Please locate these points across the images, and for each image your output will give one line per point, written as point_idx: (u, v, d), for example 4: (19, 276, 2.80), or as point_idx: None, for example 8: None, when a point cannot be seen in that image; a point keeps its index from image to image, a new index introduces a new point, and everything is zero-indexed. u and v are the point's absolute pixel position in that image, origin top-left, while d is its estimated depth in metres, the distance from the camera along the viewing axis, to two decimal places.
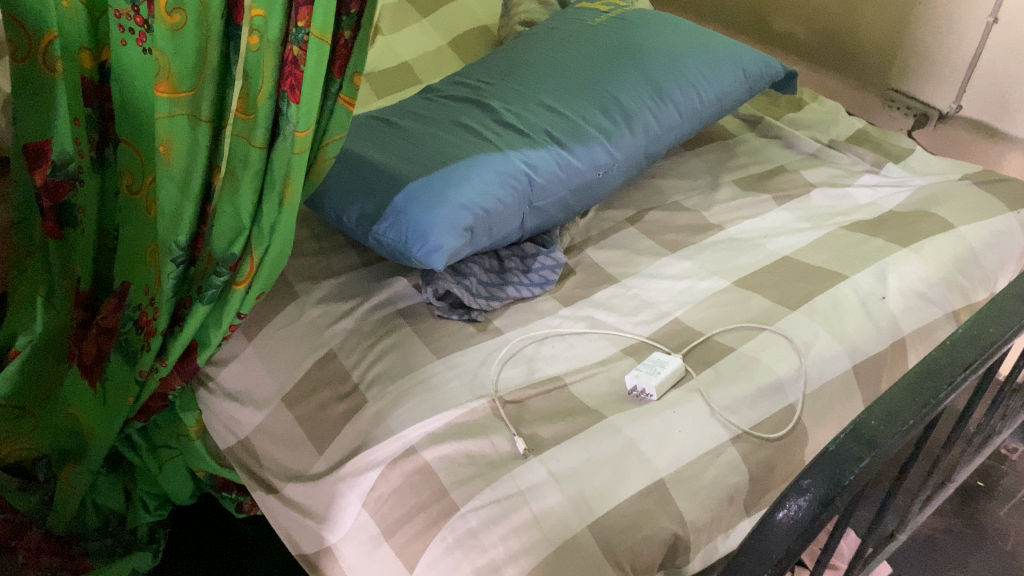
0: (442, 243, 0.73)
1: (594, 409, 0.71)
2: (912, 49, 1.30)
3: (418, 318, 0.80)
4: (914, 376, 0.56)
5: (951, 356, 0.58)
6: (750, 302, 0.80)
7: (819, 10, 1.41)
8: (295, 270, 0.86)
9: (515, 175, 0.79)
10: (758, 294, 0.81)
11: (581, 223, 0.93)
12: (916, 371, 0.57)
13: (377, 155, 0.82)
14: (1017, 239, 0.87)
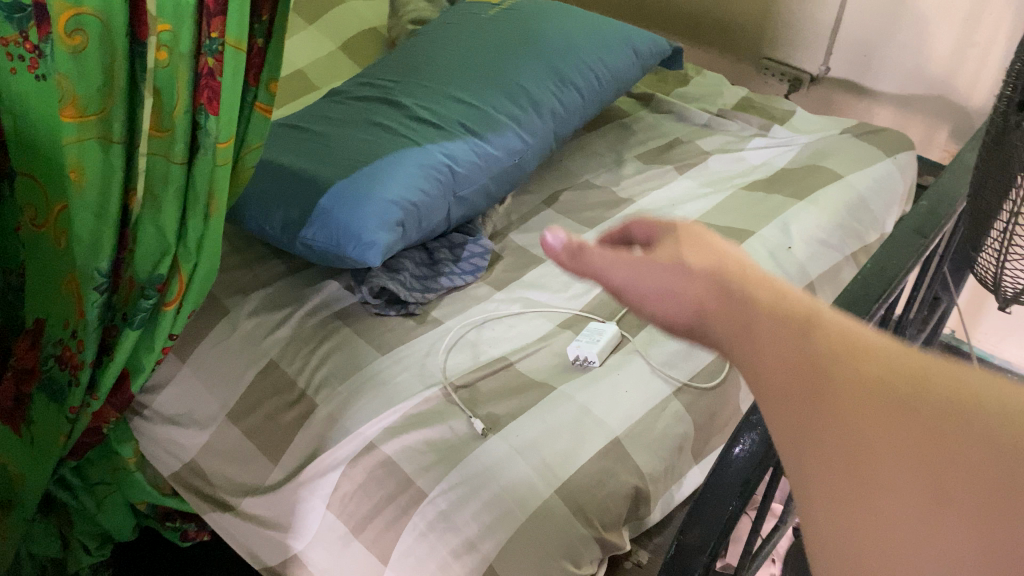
0: (377, 239, 0.74)
1: (543, 382, 0.74)
2: (779, 18, 1.39)
3: (356, 318, 0.81)
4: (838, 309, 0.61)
5: (865, 288, 0.63)
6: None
7: None
8: (222, 285, 0.85)
9: (437, 167, 0.81)
10: None
11: (501, 210, 0.95)
12: (839, 305, 0.62)
13: (296, 160, 0.82)
14: (897, 182, 0.96)
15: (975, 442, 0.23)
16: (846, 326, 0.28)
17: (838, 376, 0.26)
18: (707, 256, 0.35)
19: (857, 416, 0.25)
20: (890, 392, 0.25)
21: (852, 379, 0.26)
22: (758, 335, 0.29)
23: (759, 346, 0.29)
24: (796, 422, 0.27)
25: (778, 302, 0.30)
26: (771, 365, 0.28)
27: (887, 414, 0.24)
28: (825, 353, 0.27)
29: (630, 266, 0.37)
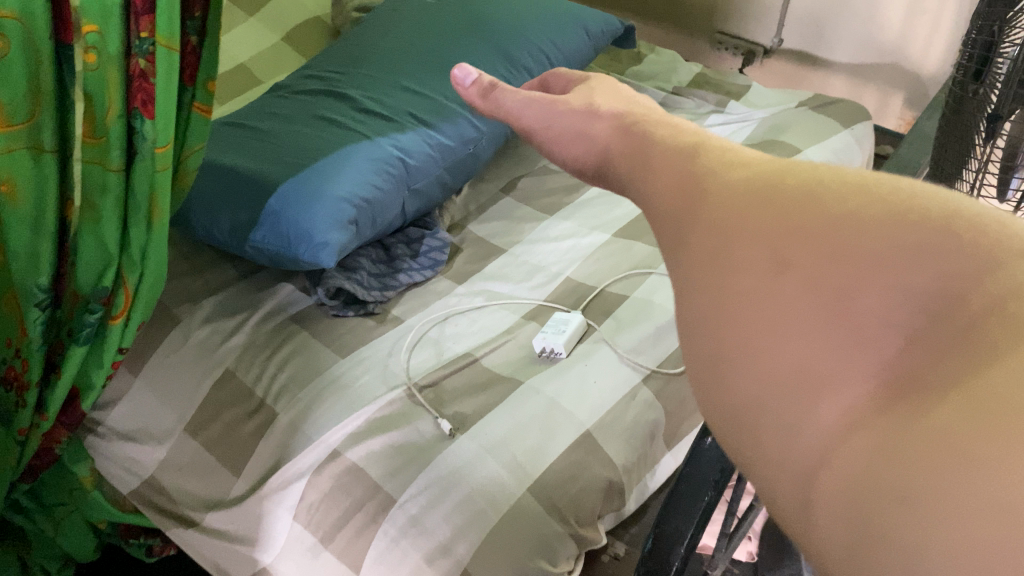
0: (330, 239, 0.72)
1: (510, 377, 0.72)
2: None
3: (314, 320, 0.78)
4: None
5: None
6: (632, 251, 0.85)
7: None
8: (172, 292, 0.82)
9: (389, 161, 0.78)
10: (638, 242, 0.86)
11: (459, 200, 0.93)
12: None
13: (241, 160, 0.79)
14: (855, 153, 0.95)
15: (818, 220, 0.26)
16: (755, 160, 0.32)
17: (713, 181, 0.32)
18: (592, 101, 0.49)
19: (733, 207, 0.29)
20: (779, 194, 0.28)
21: (724, 185, 0.31)
22: (679, 168, 0.35)
23: (673, 171, 0.35)
24: (682, 216, 0.32)
25: (683, 136, 0.39)
26: (668, 194, 0.34)
27: (759, 203, 0.29)
28: (720, 172, 0.32)
29: (545, 108, 0.52)
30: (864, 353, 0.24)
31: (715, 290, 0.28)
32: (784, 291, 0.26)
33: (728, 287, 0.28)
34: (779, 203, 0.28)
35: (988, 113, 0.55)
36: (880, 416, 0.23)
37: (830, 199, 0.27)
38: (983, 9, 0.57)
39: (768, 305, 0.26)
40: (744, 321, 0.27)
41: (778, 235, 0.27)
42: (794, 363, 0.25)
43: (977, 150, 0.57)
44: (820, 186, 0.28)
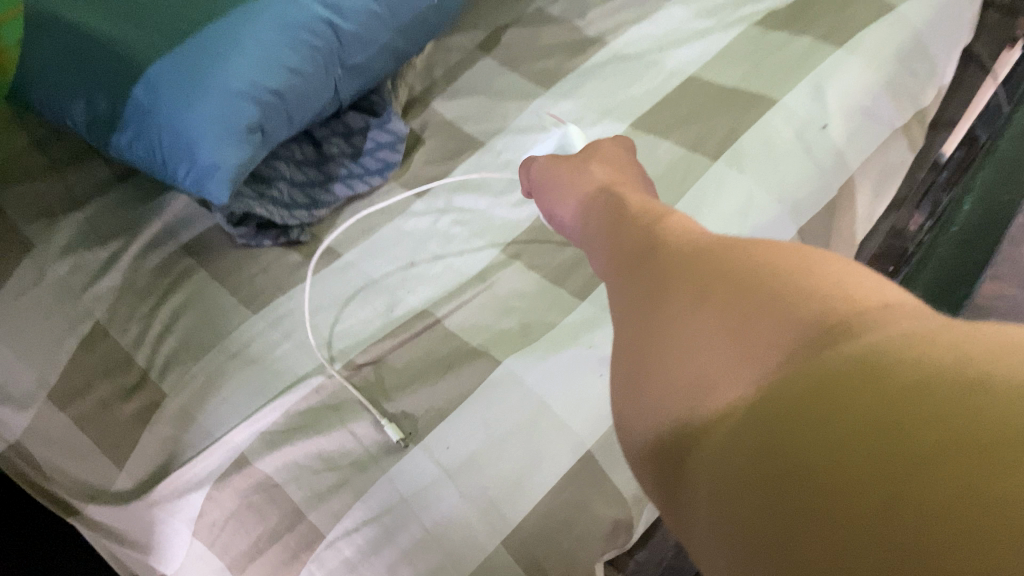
0: (218, 158, 0.49)
1: (482, 352, 0.53)
2: None
3: (214, 252, 0.58)
4: None
5: None
6: (659, 151, 0.61)
7: None
8: (18, 202, 0.59)
9: (315, 25, 0.53)
10: (668, 138, 0.61)
11: (419, 63, 0.69)
12: None
13: (87, 13, 0.53)
14: (962, 14, 0.70)
15: (674, 267, 0.28)
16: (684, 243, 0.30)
17: (679, 302, 0.27)
18: (625, 202, 0.38)
19: (723, 286, 0.25)
20: (670, 251, 0.30)
21: (682, 260, 0.28)
22: (646, 264, 0.30)
23: (669, 254, 0.29)
24: (641, 317, 0.28)
25: (662, 226, 0.32)
26: (647, 279, 0.29)
27: (732, 285, 0.25)
28: (681, 260, 0.28)
29: (597, 244, 0.37)
30: (749, 372, 0.22)
31: (646, 338, 0.27)
32: (697, 319, 0.25)
33: (663, 339, 0.26)
34: (745, 275, 0.25)
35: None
36: (745, 420, 0.21)
37: (844, 299, 0.21)
38: None
39: (678, 329, 0.26)
40: (669, 394, 0.25)
41: (730, 306, 0.24)
42: (696, 372, 0.24)
43: None
44: (829, 292, 0.22)
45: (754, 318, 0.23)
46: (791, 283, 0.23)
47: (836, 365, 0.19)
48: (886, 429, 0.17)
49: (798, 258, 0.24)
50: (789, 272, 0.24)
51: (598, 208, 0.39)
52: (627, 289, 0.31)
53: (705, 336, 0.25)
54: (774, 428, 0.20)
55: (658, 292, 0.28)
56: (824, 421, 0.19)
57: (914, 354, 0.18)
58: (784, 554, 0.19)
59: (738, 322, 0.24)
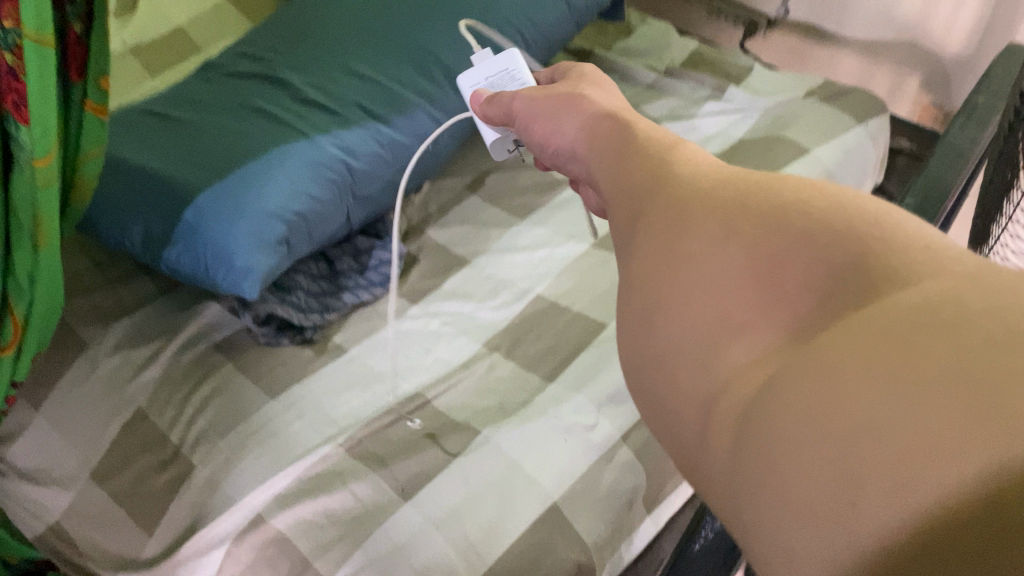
0: (252, 263, 0.61)
1: (466, 425, 0.62)
2: None
3: (241, 349, 0.68)
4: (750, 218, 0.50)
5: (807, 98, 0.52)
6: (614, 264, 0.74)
7: None
8: (77, 313, 0.70)
9: (330, 166, 0.68)
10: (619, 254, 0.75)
11: (417, 199, 0.83)
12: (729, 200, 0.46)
13: (148, 160, 0.67)
14: (870, 155, 0.84)
15: (724, 222, 0.24)
16: (703, 178, 0.28)
17: (700, 234, 0.25)
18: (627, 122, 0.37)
19: (755, 220, 0.24)
20: (694, 185, 0.27)
21: (709, 201, 0.26)
22: (652, 202, 0.29)
23: (682, 195, 0.28)
24: (650, 238, 0.27)
25: (672, 154, 0.31)
26: (656, 221, 0.28)
27: (770, 220, 0.23)
28: (703, 194, 0.27)
29: (601, 152, 0.36)
30: (786, 313, 0.21)
31: (664, 281, 0.25)
32: (729, 256, 0.23)
33: (682, 281, 0.24)
34: (794, 217, 0.23)
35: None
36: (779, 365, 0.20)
37: (884, 228, 0.21)
38: None
39: (707, 268, 0.24)
40: (680, 330, 0.24)
41: (762, 243, 0.23)
42: (722, 310, 0.23)
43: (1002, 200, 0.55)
44: (877, 230, 0.21)
45: (791, 254, 0.22)
46: (837, 224, 0.22)
47: (907, 314, 0.18)
48: (942, 356, 0.17)
49: (841, 191, 0.23)
50: (836, 207, 0.23)
51: (598, 119, 0.39)
52: (638, 233, 0.28)
53: (729, 279, 0.23)
54: (813, 370, 0.19)
55: (681, 233, 0.26)
56: (882, 364, 0.17)
57: (987, 304, 0.17)
58: (824, 496, 0.17)
59: (774, 262, 0.22)
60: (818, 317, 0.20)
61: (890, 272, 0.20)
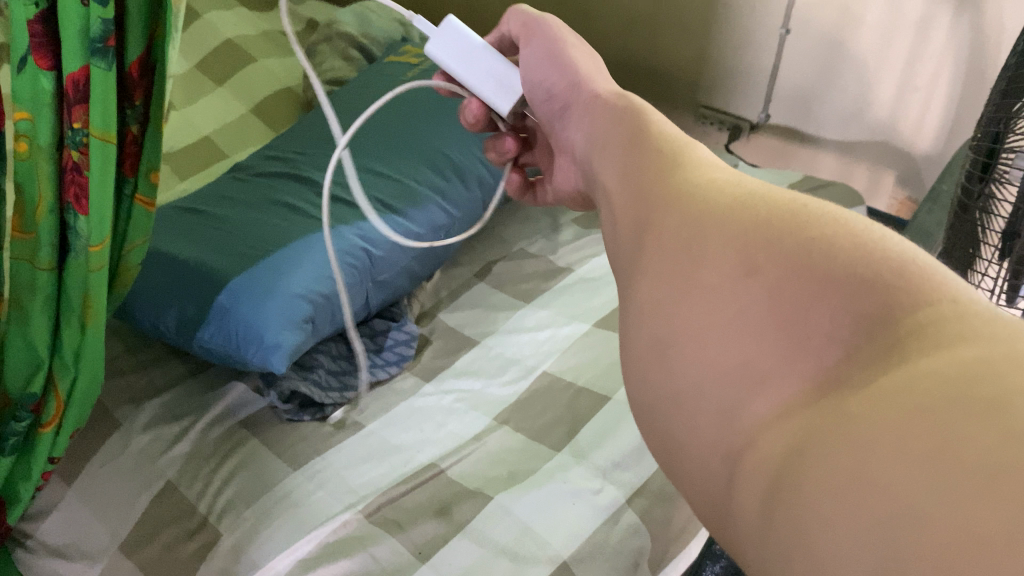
0: (282, 339, 0.67)
1: (478, 492, 0.66)
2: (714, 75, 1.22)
3: (267, 425, 0.73)
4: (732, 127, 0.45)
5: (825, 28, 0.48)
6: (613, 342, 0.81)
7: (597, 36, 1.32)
8: (111, 393, 0.74)
9: (352, 253, 0.76)
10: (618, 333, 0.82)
11: (429, 287, 0.91)
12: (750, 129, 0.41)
13: (184, 248, 0.73)
14: None
15: (745, 269, 0.34)
16: (708, 208, 0.39)
17: (719, 261, 0.35)
18: (638, 134, 0.49)
19: (773, 264, 0.33)
20: (709, 218, 0.38)
21: (721, 234, 0.36)
22: (661, 227, 0.40)
23: (695, 220, 0.38)
24: (672, 252, 0.38)
25: (673, 181, 0.43)
26: (671, 230, 0.39)
27: (788, 266, 0.32)
28: (715, 218, 0.37)
29: (612, 158, 0.50)
30: (813, 361, 0.29)
31: (694, 321, 0.34)
32: (753, 290, 0.32)
33: (718, 324, 0.33)
34: (811, 267, 0.32)
35: (993, 229, 0.60)
36: (808, 409, 0.28)
37: (888, 273, 0.30)
38: (987, 113, 0.63)
39: (733, 310, 0.32)
40: (706, 357, 0.32)
41: (781, 285, 0.32)
42: (742, 356, 0.31)
43: (983, 264, 0.62)
44: (893, 277, 0.30)
45: (813, 306, 0.31)
46: (837, 273, 0.31)
47: (918, 374, 0.26)
48: (943, 408, 0.24)
49: (846, 237, 0.33)
50: (844, 257, 0.31)
51: (606, 130, 0.52)
52: (655, 239, 0.39)
53: (755, 325, 0.32)
54: (849, 425, 0.26)
55: (702, 262, 0.35)
56: (882, 411, 0.25)
57: (944, 364, 0.26)
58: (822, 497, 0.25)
59: (801, 313, 0.31)
60: (842, 368, 0.29)
61: (896, 322, 0.28)
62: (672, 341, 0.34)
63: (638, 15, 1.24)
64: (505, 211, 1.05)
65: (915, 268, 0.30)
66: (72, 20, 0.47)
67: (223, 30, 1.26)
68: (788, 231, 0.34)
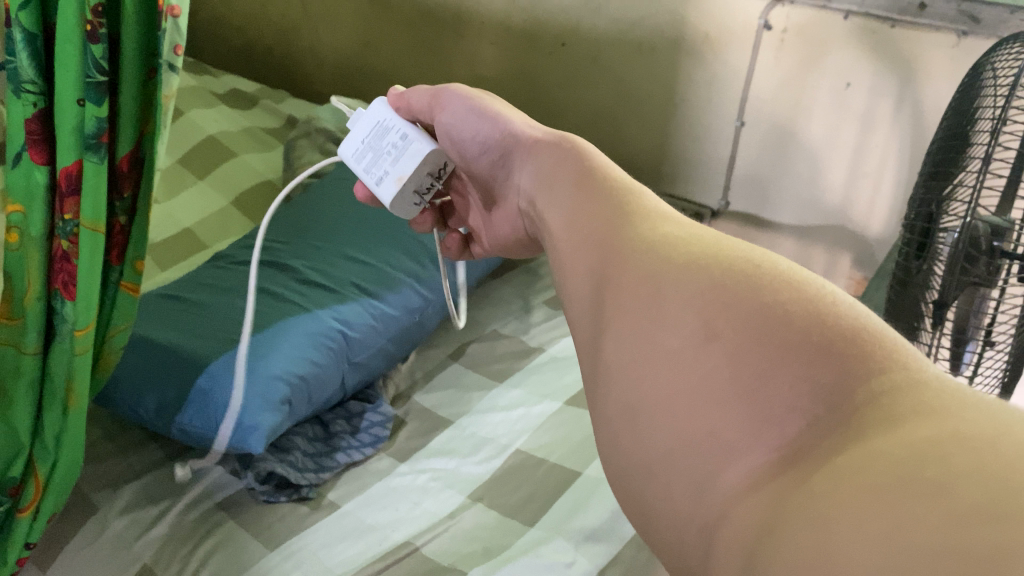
0: (259, 420, 0.69)
1: (453, 567, 0.66)
2: (676, 167, 1.28)
3: (242, 506, 0.74)
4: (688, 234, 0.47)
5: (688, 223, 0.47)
6: (584, 419, 0.83)
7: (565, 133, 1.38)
8: (88, 478, 0.74)
9: (329, 335, 0.79)
10: (589, 410, 0.84)
11: (404, 368, 0.93)
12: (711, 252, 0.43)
13: (166, 333, 0.75)
14: None
15: (699, 335, 0.37)
16: (655, 274, 0.42)
17: (678, 328, 0.38)
18: (583, 182, 0.54)
19: (729, 331, 0.36)
20: (667, 284, 0.40)
21: (685, 299, 0.39)
22: (623, 290, 0.42)
23: (653, 279, 0.41)
24: (632, 316, 0.40)
25: (617, 255, 0.45)
26: (629, 286, 0.42)
27: (745, 334, 0.35)
28: (677, 283, 0.40)
29: (559, 201, 0.55)
30: (778, 430, 0.32)
31: (662, 383, 0.36)
32: (712, 356, 0.35)
33: (683, 389, 0.35)
34: (770, 335, 0.34)
35: (930, 301, 0.64)
36: (777, 477, 0.31)
37: (841, 340, 0.33)
38: (918, 195, 0.68)
39: (699, 377, 0.35)
40: (673, 419, 0.35)
41: (743, 352, 0.34)
42: (714, 432, 0.33)
43: (924, 334, 0.66)
44: (849, 344, 0.33)
45: (777, 379, 0.33)
46: (786, 334, 0.34)
47: (876, 450, 0.28)
48: (899, 478, 0.26)
49: (800, 306, 0.35)
50: (799, 324, 0.34)
51: (567, 179, 0.56)
52: (616, 295, 0.43)
53: (721, 389, 0.34)
54: (815, 498, 0.28)
55: (665, 327, 0.38)
56: (852, 488, 0.27)
57: (902, 444, 0.28)
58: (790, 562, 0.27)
59: (760, 382, 0.33)
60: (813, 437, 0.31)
61: (854, 392, 0.31)
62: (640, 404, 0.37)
63: (603, 111, 1.31)
64: (478, 295, 1.09)
65: (868, 336, 0.33)
66: (68, 119, 0.50)
67: (207, 129, 1.32)
68: (747, 294, 0.37)
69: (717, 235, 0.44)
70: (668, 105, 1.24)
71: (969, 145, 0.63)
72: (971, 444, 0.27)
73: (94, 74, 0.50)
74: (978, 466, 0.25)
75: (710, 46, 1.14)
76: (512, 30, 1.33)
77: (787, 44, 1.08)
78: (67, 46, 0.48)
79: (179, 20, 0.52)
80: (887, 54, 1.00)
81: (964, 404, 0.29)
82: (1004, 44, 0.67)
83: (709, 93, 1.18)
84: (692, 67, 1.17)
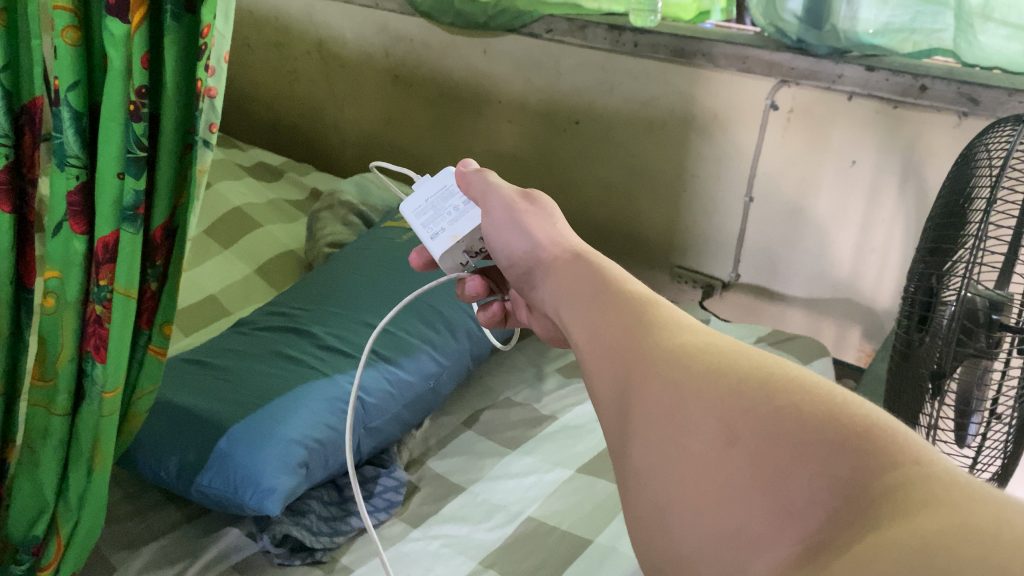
0: (278, 482, 0.71)
1: None
2: (685, 241, 1.31)
3: (256, 568, 0.75)
4: (677, 328, 0.43)
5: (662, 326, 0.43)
6: (596, 486, 0.85)
7: (581, 205, 1.41)
8: (108, 539, 0.76)
9: (348, 401, 0.81)
10: (602, 478, 0.85)
11: (418, 435, 0.95)
12: (701, 353, 0.39)
13: (188, 397, 0.78)
14: None
15: (709, 416, 0.35)
16: (660, 365, 0.40)
17: (693, 405, 0.36)
18: (589, 289, 0.48)
19: (750, 433, 0.33)
20: (673, 379, 0.38)
21: (695, 385, 0.37)
22: (631, 380, 0.40)
23: (664, 384, 0.38)
24: (643, 417, 0.38)
25: (618, 354, 0.42)
26: (646, 388, 0.39)
27: (759, 435, 0.33)
28: (686, 369, 0.38)
29: (568, 318, 0.48)
30: (798, 524, 0.30)
31: (662, 447, 0.36)
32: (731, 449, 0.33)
33: (691, 463, 0.34)
34: (784, 417, 0.33)
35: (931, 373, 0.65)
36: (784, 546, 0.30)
37: (873, 427, 0.32)
38: (917, 270, 0.70)
39: (712, 476, 0.33)
40: (683, 488, 0.34)
41: (760, 439, 0.33)
42: (714, 505, 0.32)
43: (926, 406, 0.67)
44: (864, 424, 0.32)
45: (796, 467, 0.31)
46: (811, 419, 0.33)
47: (882, 526, 0.28)
48: (892, 540, 0.27)
49: (816, 403, 0.34)
50: (809, 417, 0.33)
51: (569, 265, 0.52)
52: (637, 395, 0.39)
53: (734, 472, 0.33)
54: (816, 562, 0.29)
55: (683, 410, 0.37)
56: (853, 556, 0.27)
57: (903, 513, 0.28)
58: None
59: (781, 476, 0.31)
60: (829, 528, 0.30)
61: (868, 487, 0.30)
62: (641, 472, 0.36)
63: (613, 185, 1.35)
64: (491, 363, 1.11)
65: (882, 428, 0.32)
66: (109, 191, 0.54)
67: (234, 200, 1.37)
68: (761, 389, 0.35)
69: (723, 342, 0.41)
70: (677, 181, 1.27)
71: (965, 222, 0.66)
72: (949, 506, 0.28)
73: (134, 150, 0.53)
74: (971, 526, 0.26)
75: (720, 125, 1.18)
76: (526, 108, 1.38)
77: (793, 122, 1.11)
78: (112, 124, 0.52)
79: (214, 100, 0.57)
80: (891, 135, 1.04)
81: (975, 496, 0.28)
82: (996, 126, 0.70)
83: (718, 169, 1.22)
84: (702, 145, 1.21)
